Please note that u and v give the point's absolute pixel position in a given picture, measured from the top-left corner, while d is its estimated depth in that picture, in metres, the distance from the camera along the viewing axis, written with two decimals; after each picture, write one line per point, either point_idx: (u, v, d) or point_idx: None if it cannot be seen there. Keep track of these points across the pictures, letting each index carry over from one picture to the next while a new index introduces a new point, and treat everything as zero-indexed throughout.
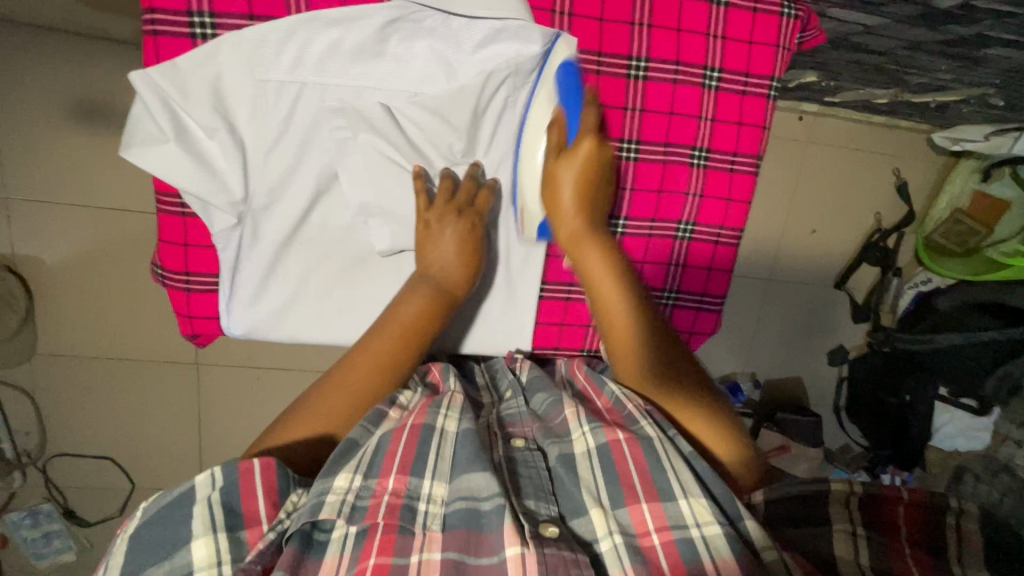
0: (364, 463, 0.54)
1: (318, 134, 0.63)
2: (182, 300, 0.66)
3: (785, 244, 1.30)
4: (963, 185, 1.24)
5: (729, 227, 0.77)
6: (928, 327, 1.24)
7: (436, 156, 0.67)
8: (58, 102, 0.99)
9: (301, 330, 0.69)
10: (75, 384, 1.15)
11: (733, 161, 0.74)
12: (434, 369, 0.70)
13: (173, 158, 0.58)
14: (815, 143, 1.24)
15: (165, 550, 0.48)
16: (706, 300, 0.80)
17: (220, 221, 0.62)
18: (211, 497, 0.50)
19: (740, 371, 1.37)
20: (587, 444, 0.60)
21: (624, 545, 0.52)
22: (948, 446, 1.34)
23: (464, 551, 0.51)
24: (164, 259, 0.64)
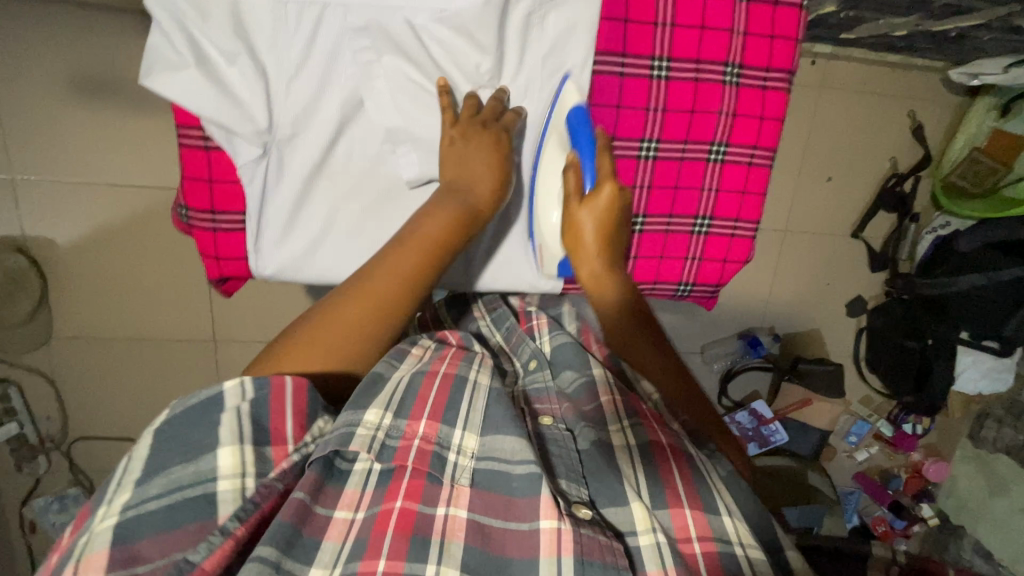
0: (395, 402, 0.55)
1: (341, 57, 0.61)
2: (209, 240, 0.66)
3: (800, 194, 1.28)
4: (981, 124, 1.21)
5: (762, 147, 0.72)
6: (949, 270, 1.22)
7: (461, 79, 0.65)
8: (58, 77, 0.97)
9: (329, 267, 0.68)
10: (94, 367, 1.15)
11: (766, 77, 0.70)
12: (454, 336, 0.71)
13: (198, 85, 0.57)
14: (829, 87, 1.21)
15: (191, 452, 0.46)
16: (740, 228, 0.75)
17: (246, 153, 0.62)
18: (241, 407, 0.48)
19: (759, 327, 1.37)
20: (626, 438, 0.61)
21: (666, 543, 0.51)
22: (972, 390, 1.34)
23: (490, 513, 0.53)
24: (188, 197, 0.64)
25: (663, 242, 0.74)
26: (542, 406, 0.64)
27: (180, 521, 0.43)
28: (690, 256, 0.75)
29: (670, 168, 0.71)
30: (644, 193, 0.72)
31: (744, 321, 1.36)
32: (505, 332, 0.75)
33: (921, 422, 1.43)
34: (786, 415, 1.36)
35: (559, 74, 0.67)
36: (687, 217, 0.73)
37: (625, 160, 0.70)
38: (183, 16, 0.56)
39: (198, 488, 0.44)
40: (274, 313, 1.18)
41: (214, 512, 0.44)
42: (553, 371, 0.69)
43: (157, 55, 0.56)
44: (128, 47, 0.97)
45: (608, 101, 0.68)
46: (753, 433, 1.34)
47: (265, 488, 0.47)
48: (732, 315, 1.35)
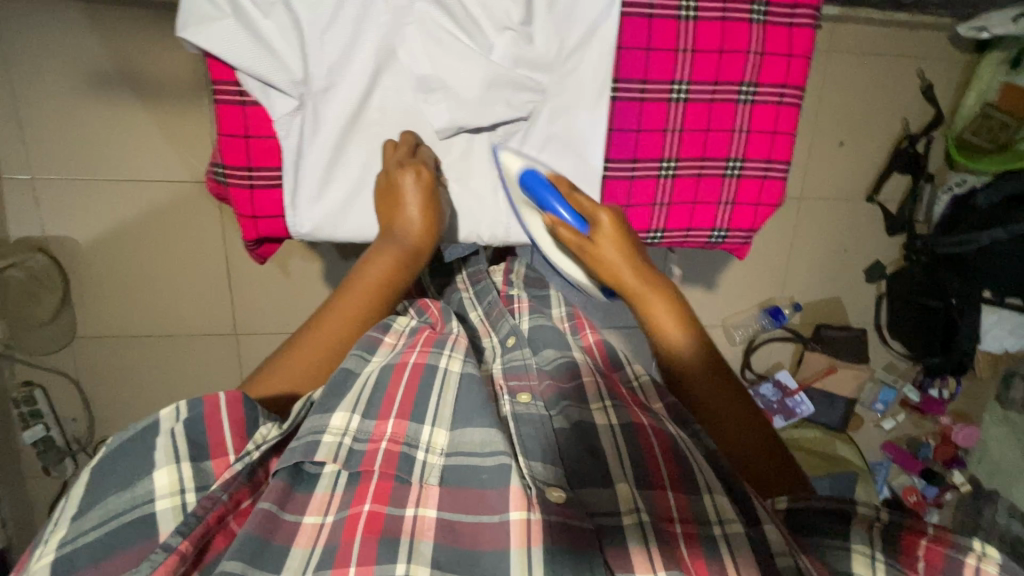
0: (362, 403, 0.60)
1: (374, 6, 0.61)
2: (247, 198, 0.66)
3: (813, 160, 1.28)
4: (991, 79, 1.21)
5: (791, 85, 0.73)
6: (968, 228, 1.22)
7: (492, 24, 0.64)
8: (74, 74, 0.98)
9: (366, 222, 0.69)
10: (116, 366, 1.15)
11: (792, 14, 0.70)
12: (433, 306, 0.77)
13: (235, 37, 0.58)
14: (837, 51, 1.21)
15: (126, 481, 0.50)
16: (772, 168, 0.75)
17: (282, 106, 0.62)
18: (175, 428, 0.52)
19: (779, 297, 1.36)
20: (608, 417, 0.65)
21: (647, 525, 0.56)
22: (998, 348, 1.32)
23: (459, 510, 0.55)
24: (226, 154, 0.64)
25: (696, 186, 0.74)
26: (518, 383, 0.70)
27: (119, 544, 0.47)
28: (723, 200, 0.75)
29: (700, 111, 0.71)
30: (677, 136, 0.72)
31: (763, 291, 1.35)
32: (486, 308, 0.83)
33: (948, 385, 1.40)
34: (812, 386, 1.36)
35: (593, 11, 0.65)
36: (718, 160, 0.74)
37: (656, 104, 0.70)
38: None
39: (135, 511, 0.49)
40: (294, 304, 1.18)
41: (154, 533, 0.49)
42: (534, 349, 0.76)
43: (193, 8, 0.57)
44: (141, 41, 0.98)
45: (638, 44, 0.68)
46: (778, 405, 1.35)
47: (208, 500, 0.50)
48: (751, 286, 1.34)
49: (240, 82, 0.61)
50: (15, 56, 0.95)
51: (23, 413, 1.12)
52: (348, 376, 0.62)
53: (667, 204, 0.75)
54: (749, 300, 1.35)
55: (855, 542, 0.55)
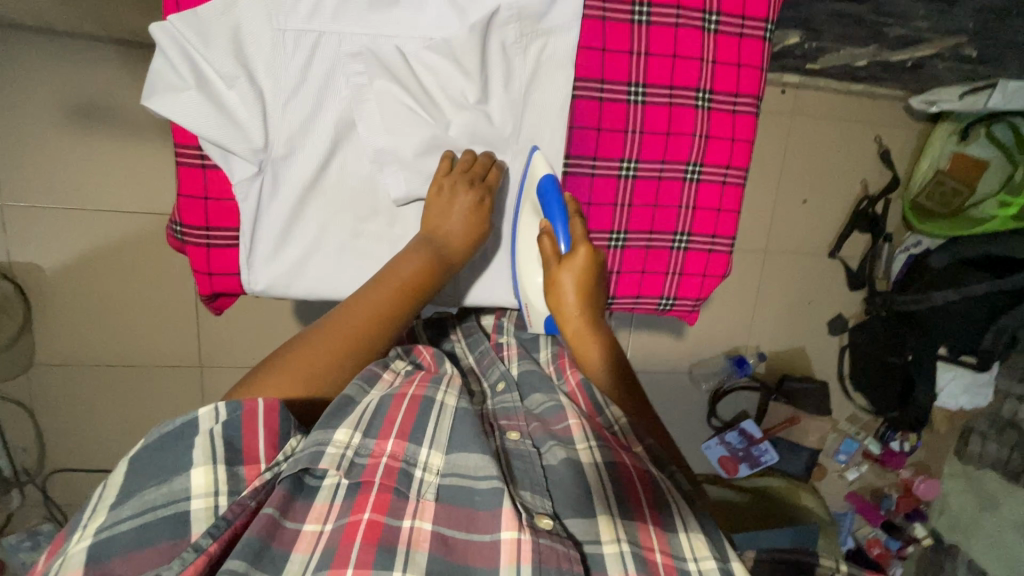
0: (364, 422, 0.56)
1: (335, 81, 0.63)
2: (202, 256, 0.66)
3: (777, 217, 1.33)
4: (943, 147, 1.28)
5: (735, 167, 0.76)
6: (923, 287, 1.27)
7: (447, 103, 0.68)
8: (53, 107, 1.00)
9: (319, 283, 0.69)
10: (74, 395, 1.12)
11: (735, 102, 0.74)
12: (426, 351, 0.72)
13: (198, 107, 0.58)
14: (800, 114, 1.27)
15: (165, 472, 0.47)
16: (717, 243, 0.78)
17: (241, 170, 0.63)
18: (214, 429, 0.49)
19: (745, 346, 1.39)
20: (594, 457, 0.59)
21: (629, 552, 0.51)
22: (954, 405, 1.37)
23: (454, 528, 0.52)
24: (184, 214, 0.64)
25: (644, 257, 0.77)
26: (509, 422, 0.66)
27: (151, 539, 0.44)
28: (671, 270, 0.78)
29: (649, 187, 0.74)
30: (626, 211, 0.74)
31: (731, 339, 1.37)
32: (477, 355, 0.80)
33: (908, 439, 1.42)
34: (776, 434, 1.37)
35: (545, 97, 0.70)
36: (667, 233, 0.76)
37: (606, 178, 0.73)
38: (185, 42, 0.58)
39: (170, 507, 0.46)
40: (263, 337, 1.17)
41: (187, 531, 0.46)
42: (522, 394, 0.71)
43: (159, 78, 0.58)
44: (123, 78, 1.01)
45: (589, 124, 0.71)
46: (744, 453, 1.34)
47: (238, 506, 0.48)
48: (717, 333, 1.37)
49: (202, 146, 0.62)
50: None
51: None
52: (347, 403, 0.57)
53: (617, 272, 0.77)
54: (716, 347, 1.37)
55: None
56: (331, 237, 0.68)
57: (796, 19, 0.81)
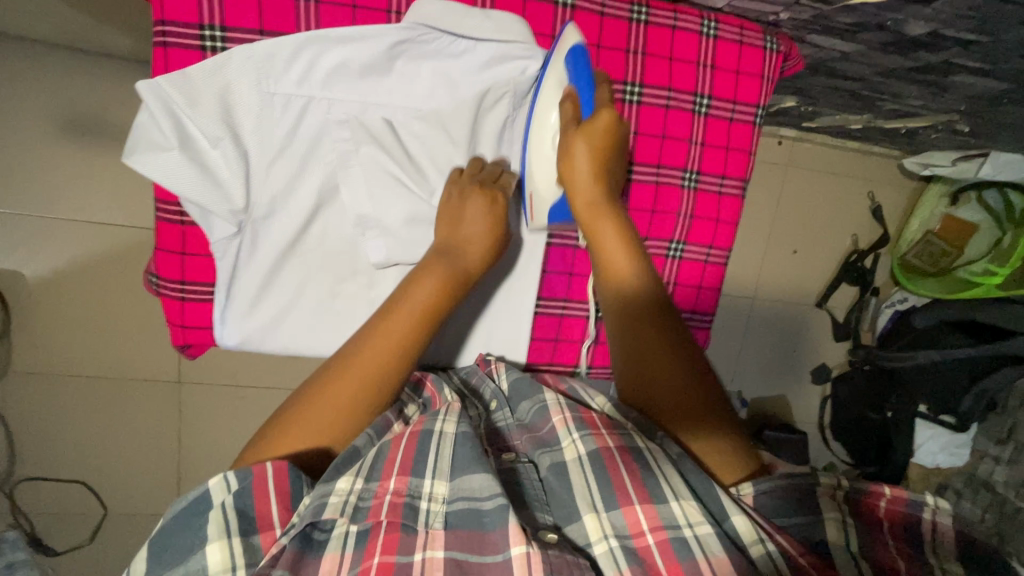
0: (367, 466, 0.52)
1: (321, 147, 0.56)
2: (176, 310, 0.57)
3: (767, 264, 1.33)
4: (933, 209, 1.29)
5: (718, 247, 0.68)
6: (907, 345, 1.27)
7: (434, 172, 0.61)
8: (52, 118, 1.01)
9: (298, 338, 0.61)
10: (48, 403, 1.11)
11: (722, 184, 0.66)
12: (427, 380, 0.66)
13: (185, 170, 0.51)
14: (794, 166, 1.29)
15: (183, 555, 0.47)
16: (697, 321, 0.69)
17: (220, 232, 0.55)
18: (226, 501, 0.48)
19: (727, 390, 1.38)
20: (577, 451, 0.55)
21: (620, 548, 0.49)
22: (930, 462, 1.36)
23: (466, 550, 0.49)
24: (159, 267, 0.56)
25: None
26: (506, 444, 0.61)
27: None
28: None
29: None
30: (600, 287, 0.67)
31: None
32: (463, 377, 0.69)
33: None
34: None
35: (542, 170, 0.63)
36: None
37: None
38: (171, 102, 0.50)
39: None
40: (243, 357, 1.17)
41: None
42: (512, 408, 0.65)
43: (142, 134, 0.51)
44: (124, 94, 1.03)
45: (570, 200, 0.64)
46: None
47: None
48: None
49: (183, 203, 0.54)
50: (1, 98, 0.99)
51: None
52: (354, 456, 0.52)
53: (593, 344, 0.72)
54: None
55: (827, 512, 0.53)
56: (303, 303, 0.61)
57: (792, 89, 0.82)
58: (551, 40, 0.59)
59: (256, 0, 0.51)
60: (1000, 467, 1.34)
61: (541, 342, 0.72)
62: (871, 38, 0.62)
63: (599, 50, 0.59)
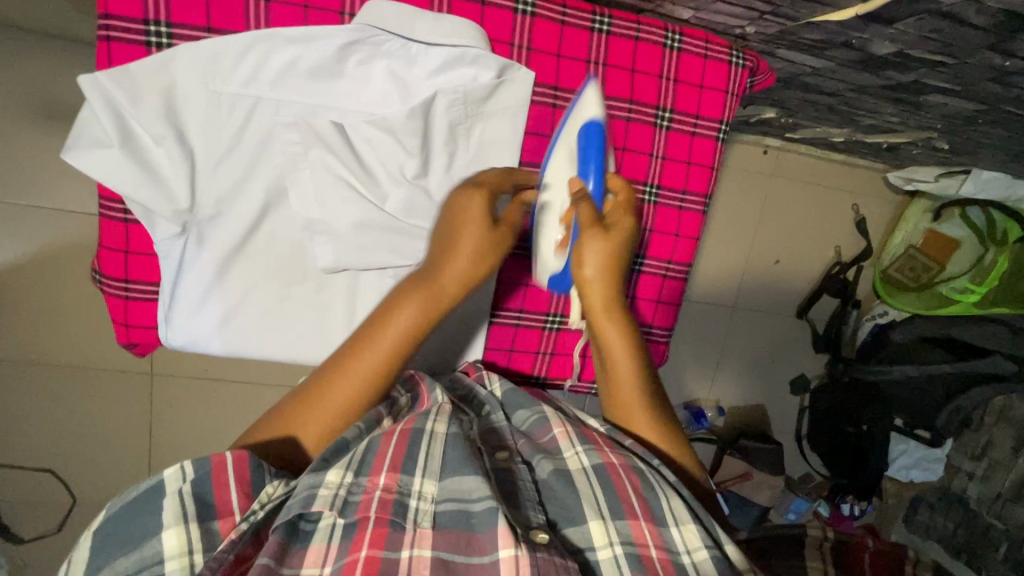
0: (355, 460, 0.52)
1: (269, 150, 0.55)
2: (119, 307, 0.57)
3: (749, 274, 1.32)
4: (916, 223, 1.29)
5: (677, 261, 0.67)
6: (884, 360, 1.28)
7: (386, 179, 0.59)
8: (22, 103, 0.99)
9: (243, 343, 0.59)
10: (16, 392, 1.10)
11: (682, 199, 0.65)
12: (421, 380, 0.63)
13: (121, 167, 0.50)
14: (779, 177, 1.28)
15: (135, 541, 0.46)
16: (654, 335, 0.69)
17: (164, 231, 0.54)
18: (182, 489, 0.48)
19: (705, 398, 1.38)
20: (581, 462, 0.58)
21: (624, 554, 0.51)
22: (904, 477, 1.37)
23: (455, 550, 0.50)
24: (102, 263, 0.56)
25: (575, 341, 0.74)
26: (499, 442, 0.61)
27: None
28: None
29: None
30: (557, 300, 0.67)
31: (694, 390, 1.37)
32: (449, 382, 0.69)
33: (859, 502, 1.39)
34: (728, 488, 1.32)
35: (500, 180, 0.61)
36: None
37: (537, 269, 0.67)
38: (111, 99, 0.49)
39: (143, 574, 0.45)
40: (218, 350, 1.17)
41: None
42: (506, 414, 0.66)
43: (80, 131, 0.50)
44: None
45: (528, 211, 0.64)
46: None
47: (215, 561, 0.44)
48: (681, 383, 1.36)
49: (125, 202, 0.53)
50: None
51: None
52: (343, 447, 0.53)
53: (551, 354, 0.74)
54: (679, 396, 1.36)
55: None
56: (252, 304, 0.59)
57: (770, 100, 0.81)
58: (508, 48, 0.57)
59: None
60: (973, 483, 1.35)
61: (497, 350, 0.73)
62: (839, 55, 0.61)
63: (558, 60, 0.59)
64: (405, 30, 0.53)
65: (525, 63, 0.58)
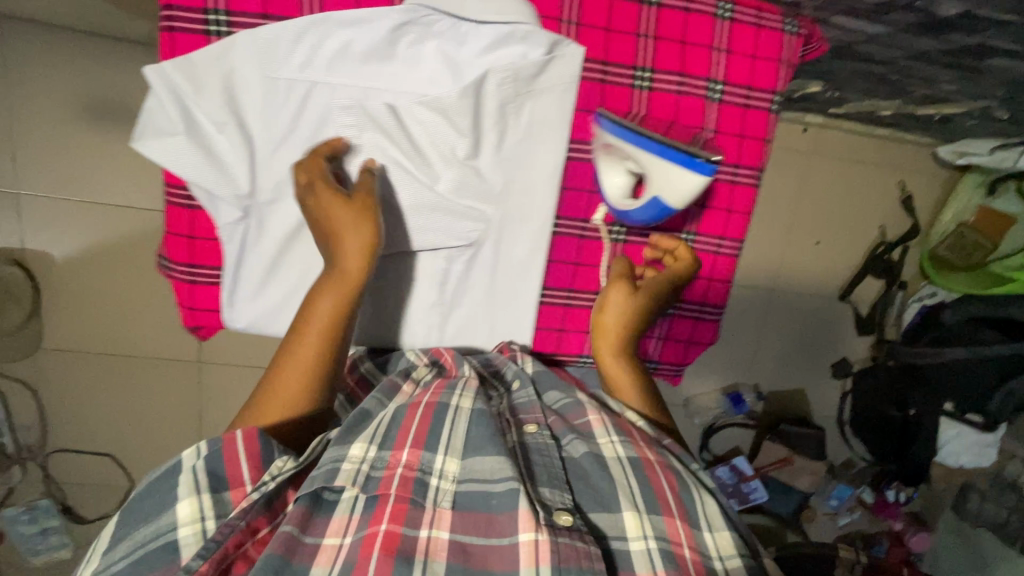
0: (379, 433, 0.52)
1: (323, 134, 0.56)
2: (185, 291, 0.60)
3: (788, 256, 1.29)
4: (969, 200, 1.24)
5: (729, 238, 0.66)
6: (931, 342, 1.23)
7: (437, 159, 0.59)
8: (74, 103, 1.03)
9: None
10: (76, 380, 1.16)
11: (734, 173, 0.63)
12: (447, 352, 0.63)
13: (185, 153, 0.52)
14: (819, 155, 1.24)
15: (150, 513, 0.46)
16: (706, 312, 0.69)
17: (226, 215, 0.56)
18: (196, 465, 0.47)
19: (743, 382, 1.36)
20: (617, 451, 0.55)
21: (658, 549, 0.48)
22: (954, 463, 1.32)
23: (476, 533, 0.48)
24: (169, 249, 0.59)
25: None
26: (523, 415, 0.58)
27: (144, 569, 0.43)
28: (655, 335, 0.69)
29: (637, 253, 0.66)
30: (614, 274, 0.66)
31: (731, 375, 1.35)
32: (482, 362, 0.65)
33: (905, 490, 1.38)
34: (766, 473, 1.34)
35: (550, 159, 0.61)
36: None
37: (595, 241, 0.65)
38: (176, 87, 0.52)
39: (158, 540, 0.44)
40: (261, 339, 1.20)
41: (178, 557, 0.44)
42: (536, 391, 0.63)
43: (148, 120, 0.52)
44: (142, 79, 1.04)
45: (582, 185, 0.63)
46: (733, 489, 1.32)
47: (227, 527, 0.45)
48: (718, 368, 1.34)
49: (190, 188, 0.56)
50: (23, 82, 1.01)
51: None
52: (366, 416, 0.55)
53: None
54: (715, 382, 1.34)
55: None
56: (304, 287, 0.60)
57: (817, 72, 0.78)
58: (557, 23, 0.57)
59: None
60: None
61: (548, 330, 0.68)
62: (900, 19, 0.59)
63: (608, 35, 0.58)
64: (455, 9, 0.54)
65: (574, 38, 0.58)
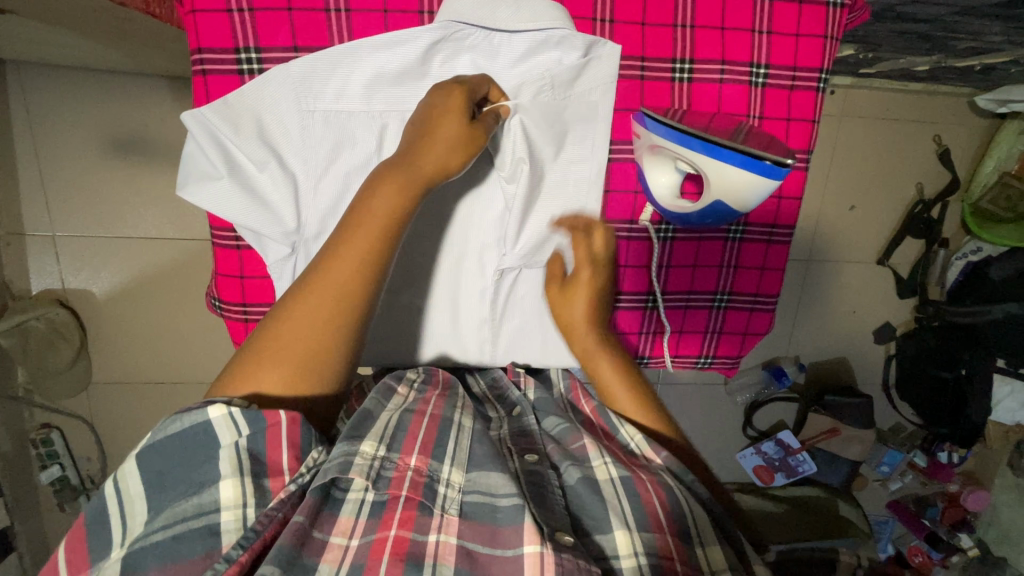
0: (388, 435, 0.50)
1: (365, 162, 0.56)
2: (241, 331, 0.61)
3: (823, 224, 1.26)
4: (1010, 148, 1.19)
5: (781, 224, 0.65)
6: (983, 298, 1.21)
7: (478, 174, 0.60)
8: (97, 141, 1.04)
9: None
10: (126, 411, 1.19)
11: None
12: (442, 371, 0.63)
13: (231, 196, 0.53)
14: (850, 117, 1.20)
15: (193, 486, 0.41)
16: (761, 302, 0.67)
17: (275, 251, 0.57)
18: (239, 443, 0.43)
19: (785, 355, 1.33)
20: (609, 473, 0.53)
21: (648, 565, 0.45)
22: (1009, 420, 1.28)
23: (483, 542, 0.46)
24: (221, 291, 0.60)
25: (680, 319, 0.68)
26: (526, 443, 0.57)
27: (183, 551, 0.39)
28: (710, 329, 0.68)
29: (688, 250, 0.65)
30: (664, 272, 0.65)
31: (771, 350, 1.32)
32: (489, 382, 0.67)
33: (958, 450, 1.33)
34: (815, 444, 1.29)
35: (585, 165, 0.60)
36: (704, 294, 0.67)
37: (642, 242, 0.65)
38: (217, 131, 0.53)
39: (201, 521, 0.40)
40: None
41: (217, 543, 0.40)
42: (537, 419, 0.62)
43: (193, 166, 0.53)
44: (162, 111, 1.04)
45: (627, 186, 0.63)
46: (781, 463, 1.32)
47: (267, 517, 0.42)
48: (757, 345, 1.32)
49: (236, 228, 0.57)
50: (44, 125, 1.02)
51: (42, 454, 1.16)
52: (367, 417, 0.52)
53: (655, 333, 0.68)
54: (755, 358, 1.32)
55: None
56: None
57: (853, 36, 0.75)
58: (591, 23, 0.56)
59: (289, 20, 0.53)
60: None
61: None
62: None
63: (644, 30, 0.57)
64: (487, 21, 0.52)
65: (608, 36, 0.57)
